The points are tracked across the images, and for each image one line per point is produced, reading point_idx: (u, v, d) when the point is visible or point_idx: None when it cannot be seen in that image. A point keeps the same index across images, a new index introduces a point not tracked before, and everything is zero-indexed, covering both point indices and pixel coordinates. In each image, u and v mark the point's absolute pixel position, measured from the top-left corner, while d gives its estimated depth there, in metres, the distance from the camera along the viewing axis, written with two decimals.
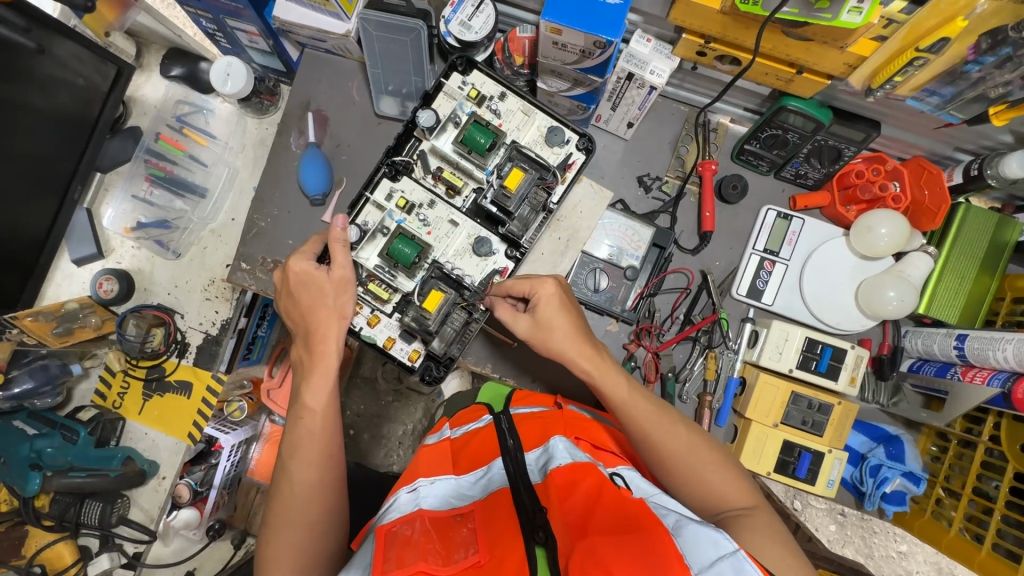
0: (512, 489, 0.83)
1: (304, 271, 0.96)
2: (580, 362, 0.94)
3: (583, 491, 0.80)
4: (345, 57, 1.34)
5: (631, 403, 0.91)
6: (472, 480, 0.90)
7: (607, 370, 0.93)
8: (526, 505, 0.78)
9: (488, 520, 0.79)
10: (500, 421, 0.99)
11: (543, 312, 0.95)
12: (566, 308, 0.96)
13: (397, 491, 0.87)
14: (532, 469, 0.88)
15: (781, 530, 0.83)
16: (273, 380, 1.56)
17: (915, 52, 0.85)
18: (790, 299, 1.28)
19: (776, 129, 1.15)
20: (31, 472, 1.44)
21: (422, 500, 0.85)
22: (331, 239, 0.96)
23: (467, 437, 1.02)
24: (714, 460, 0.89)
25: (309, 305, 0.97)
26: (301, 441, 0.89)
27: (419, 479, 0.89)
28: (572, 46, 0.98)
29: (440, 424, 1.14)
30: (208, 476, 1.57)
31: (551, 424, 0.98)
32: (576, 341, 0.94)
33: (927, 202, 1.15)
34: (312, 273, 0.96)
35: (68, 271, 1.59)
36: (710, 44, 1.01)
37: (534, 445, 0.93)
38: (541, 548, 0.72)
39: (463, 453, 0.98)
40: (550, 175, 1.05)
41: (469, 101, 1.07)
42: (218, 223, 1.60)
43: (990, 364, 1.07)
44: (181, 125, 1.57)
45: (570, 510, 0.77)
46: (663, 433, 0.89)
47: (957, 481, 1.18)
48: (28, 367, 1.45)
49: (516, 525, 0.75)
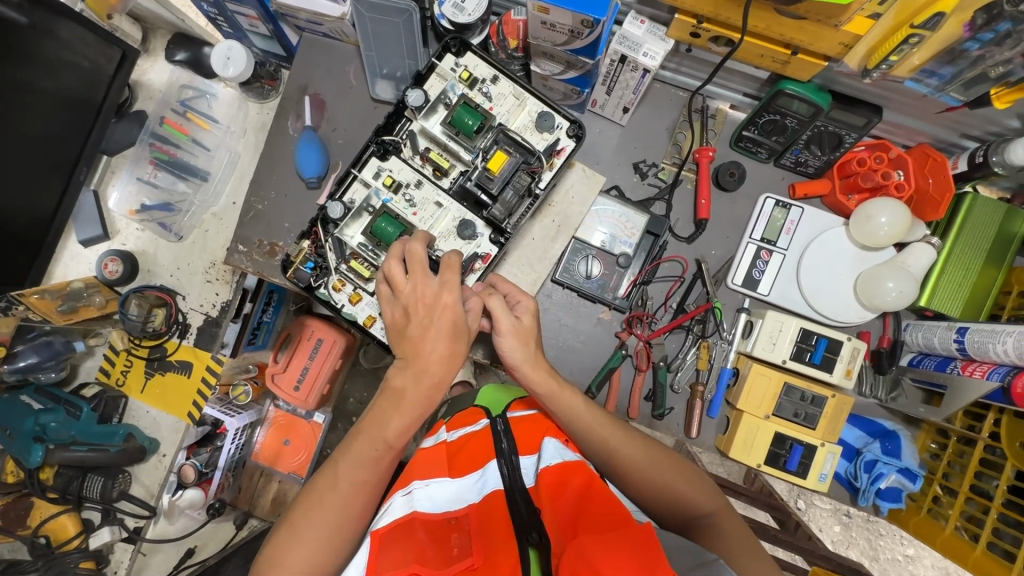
0: (507, 493, 0.83)
1: (449, 307, 0.89)
2: (533, 384, 0.94)
3: (572, 489, 0.81)
4: (343, 41, 1.35)
5: (588, 417, 0.93)
6: (471, 483, 0.90)
7: (566, 392, 0.94)
8: (520, 511, 0.79)
9: (481, 526, 0.82)
10: (496, 423, 0.97)
11: (524, 315, 0.96)
12: (522, 340, 0.94)
13: (393, 495, 0.89)
14: (526, 473, 0.88)
15: (746, 532, 0.82)
16: (278, 366, 1.68)
17: (909, 29, 0.82)
18: (786, 290, 1.25)
19: (774, 114, 1.12)
20: (35, 444, 1.48)
21: (416, 503, 0.87)
22: (449, 264, 0.91)
23: (464, 439, 1.01)
24: (676, 467, 0.90)
25: (417, 336, 0.90)
26: (361, 466, 0.88)
27: (414, 483, 0.91)
28: (561, 26, 0.96)
29: (437, 427, 1.14)
30: (213, 457, 1.62)
31: (539, 427, 0.98)
32: (529, 358, 0.94)
33: (931, 190, 1.12)
34: (453, 311, 0.89)
35: (75, 252, 1.62)
36: (703, 25, 0.98)
37: (530, 450, 0.92)
38: (535, 549, 0.73)
39: (458, 455, 0.98)
40: (536, 159, 1.04)
41: (461, 82, 1.05)
42: (220, 207, 1.63)
43: (991, 358, 1.03)
44: (185, 108, 1.60)
45: (560, 509, 0.78)
46: (619, 443, 0.91)
47: (956, 479, 1.15)
48: (33, 342, 1.49)
49: (511, 527, 0.77)
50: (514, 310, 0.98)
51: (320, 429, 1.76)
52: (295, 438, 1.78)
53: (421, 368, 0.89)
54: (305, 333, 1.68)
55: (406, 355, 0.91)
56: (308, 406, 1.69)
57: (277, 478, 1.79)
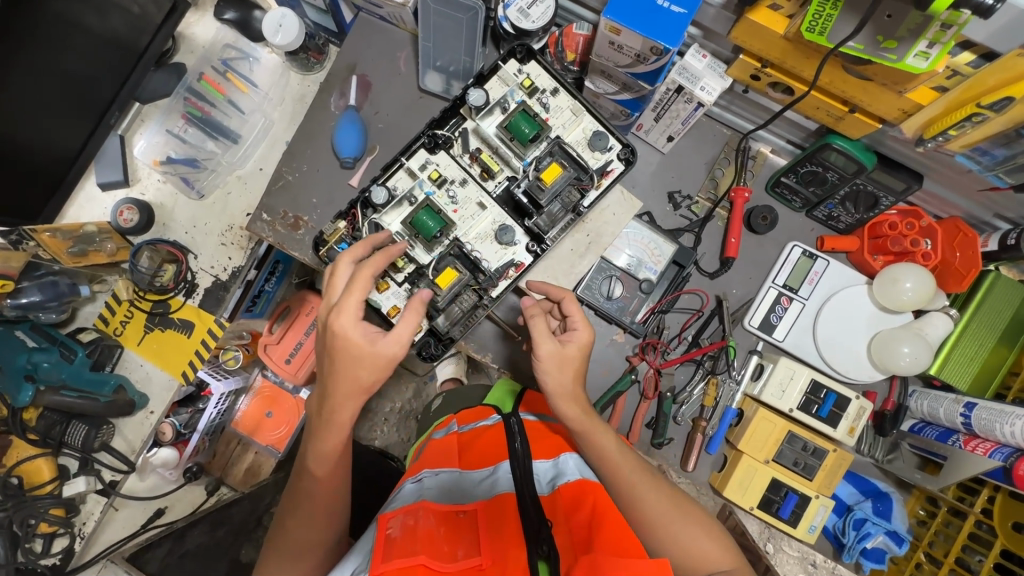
0: (519, 497, 0.86)
1: (343, 336, 0.83)
2: (564, 408, 0.93)
3: (588, 504, 0.84)
4: (398, 27, 1.35)
5: (617, 456, 0.94)
6: (481, 477, 0.96)
7: (594, 424, 0.94)
8: (530, 513, 0.83)
9: (492, 526, 0.84)
10: (511, 423, 1.03)
11: (570, 344, 0.94)
12: (563, 366, 0.92)
13: (404, 482, 0.98)
14: (542, 480, 0.94)
15: None
16: (272, 337, 1.73)
17: (975, 108, 0.82)
18: (801, 338, 1.27)
19: (816, 165, 1.14)
20: (24, 383, 1.46)
21: (424, 491, 0.93)
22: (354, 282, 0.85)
23: (477, 432, 1.07)
24: (698, 519, 0.93)
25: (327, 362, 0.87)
26: (303, 495, 0.94)
27: (425, 471, 0.99)
28: (628, 48, 0.96)
29: (447, 419, 1.21)
30: (193, 419, 1.65)
31: (555, 437, 1.05)
32: (571, 386, 0.93)
33: (957, 264, 1.14)
34: (353, 343, 0.83)
35: (92, 195, 1.58)
36: (766, 69, 0.99)
37: (545, 456, 0.98)
38: (543, 561, 0.76)
39: (470, 449, 1.04)
40: (587, 177, 1.03)
41: (521, 89, 1.05)
42: (246, 170, 1.60)
43: (995, 437, 1.05)
44: (225, 68, 1.59)
45: (573, 525, 0.83)
46: (649, 489, 0.93)
47: (940, 548, 1.17)
48: (38, 280, 1.45)
49: (522, 532, 0.80)
50: (563, 338, 0.96)
51: (304, 406, 1.80)
52: (278, 411, 1.85)
53: (338, 394, 0.86)
54: (305, 309, 1.73)
55: (324, 382, 0.87)
56: (298, 381, 1.74)
57: (253, 449, 1.83)
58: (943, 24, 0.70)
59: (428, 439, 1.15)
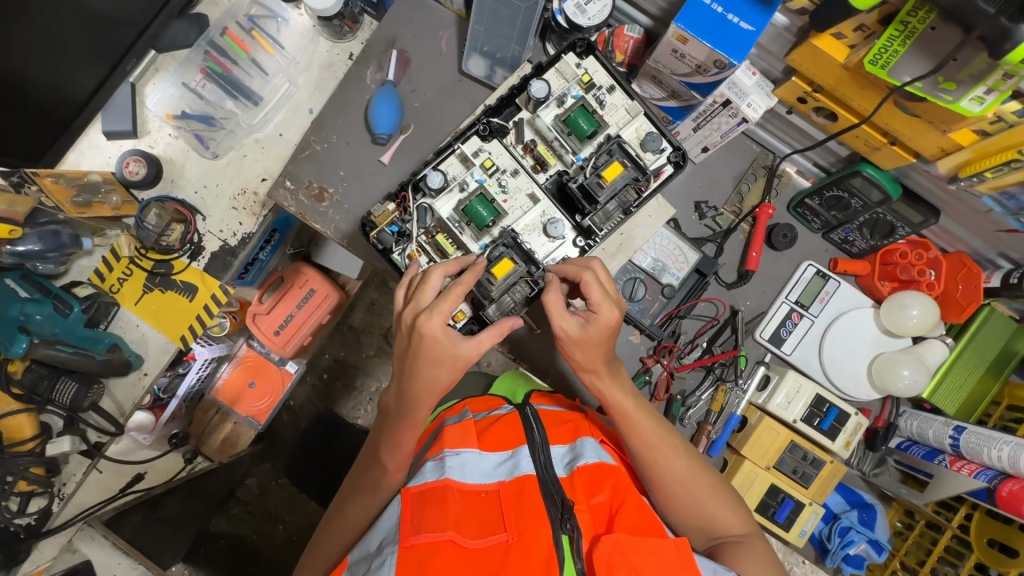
0: (541, 480, 0.89)
1: (426, 335, 0.88)
2: (585, 372, 0.97)
3: (606, 489, 0.90)
4: (443, 6, 1.33)
5: (637, 420, 0.96)
6: (500, 460, 0.95)
7: (617, 387, 0.97)
8: (554, 494, 0.87)
9: (515, 504, 0.87)
10: (525, 411, 1.03)
11: (593, 327, 0.91)
12: (591, 335, 0.92)
13: (425, 462, 0.94)
14: (558, 462, 0.95)
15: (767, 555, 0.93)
16: (263, 307, 1.73)
17: (1014, 154, 0.87)
18: (807, 354, 1.33)
19: (842, 191, 1.19)
20: (18, 335, 1.33)
21: (448, 471, 0.90)
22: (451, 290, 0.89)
23: (491, 419, 1.05)
24: (713, 487, 0.96)
25: (411, 366, 0.91)
26: (365, 491, 1.00)
27: (446, 451, 0.95)
28: (691, 58, 1.00)
29: (456, 406, 1.16)
30: (172, 385, 1.67)
31: (571, 422, 1.04)
32: (595, 354, 0.93)
33: (958, 296, 1.21)
34: (450, 353, 0.89)
35: (95, 142, 1.49)
36: (815, 93, 1.03)
37: (562, 442, 0.99)
38: (567, 536, 0.82)
39: (488, 430, 1.01)
40: (645, 178, 1.03)
41: (579, 85, 1.05)
42: (265, 134, 1.52)
43: (981, 459, 1.13)
44: (251, 25, 1.54)
45: (592, 506, 0.88)
46: (668, 453, 0.95)
47: (914, 557, 1.26)
48: (40, 228, 1.36)
49: (547, 514, 0.84)
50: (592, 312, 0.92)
51: (289, 378, 1.81)
52: (261, 381, 1.83)
53: (420, 393, 0.92)
54: (298, 281, 1.74)
55: (403, 377, 0.93)
56: (285, 353, 1.75)
57: (232, 420, 1.89)
58: (1004, 73, 0.74)
59: (440, 424, 1.10)
